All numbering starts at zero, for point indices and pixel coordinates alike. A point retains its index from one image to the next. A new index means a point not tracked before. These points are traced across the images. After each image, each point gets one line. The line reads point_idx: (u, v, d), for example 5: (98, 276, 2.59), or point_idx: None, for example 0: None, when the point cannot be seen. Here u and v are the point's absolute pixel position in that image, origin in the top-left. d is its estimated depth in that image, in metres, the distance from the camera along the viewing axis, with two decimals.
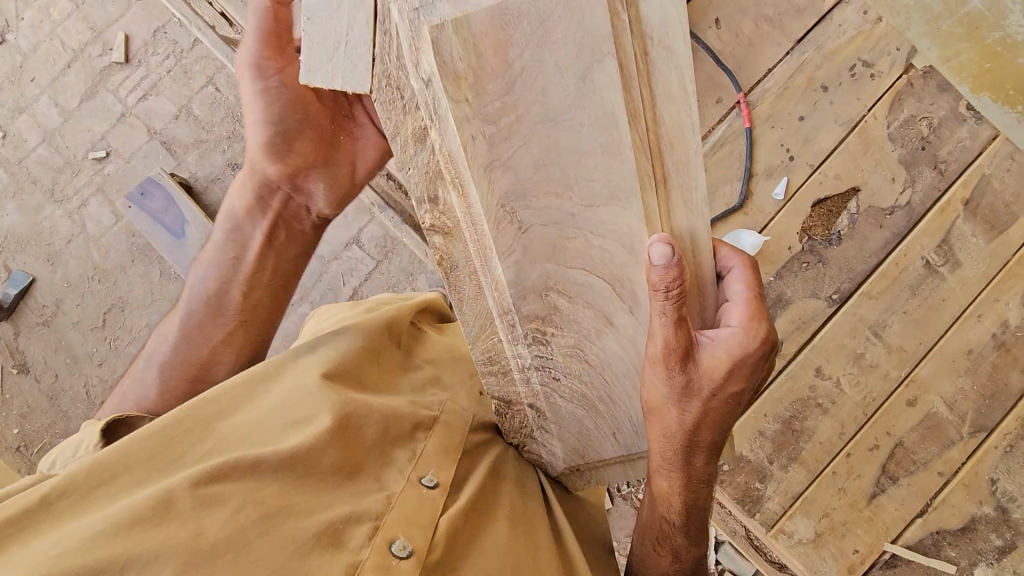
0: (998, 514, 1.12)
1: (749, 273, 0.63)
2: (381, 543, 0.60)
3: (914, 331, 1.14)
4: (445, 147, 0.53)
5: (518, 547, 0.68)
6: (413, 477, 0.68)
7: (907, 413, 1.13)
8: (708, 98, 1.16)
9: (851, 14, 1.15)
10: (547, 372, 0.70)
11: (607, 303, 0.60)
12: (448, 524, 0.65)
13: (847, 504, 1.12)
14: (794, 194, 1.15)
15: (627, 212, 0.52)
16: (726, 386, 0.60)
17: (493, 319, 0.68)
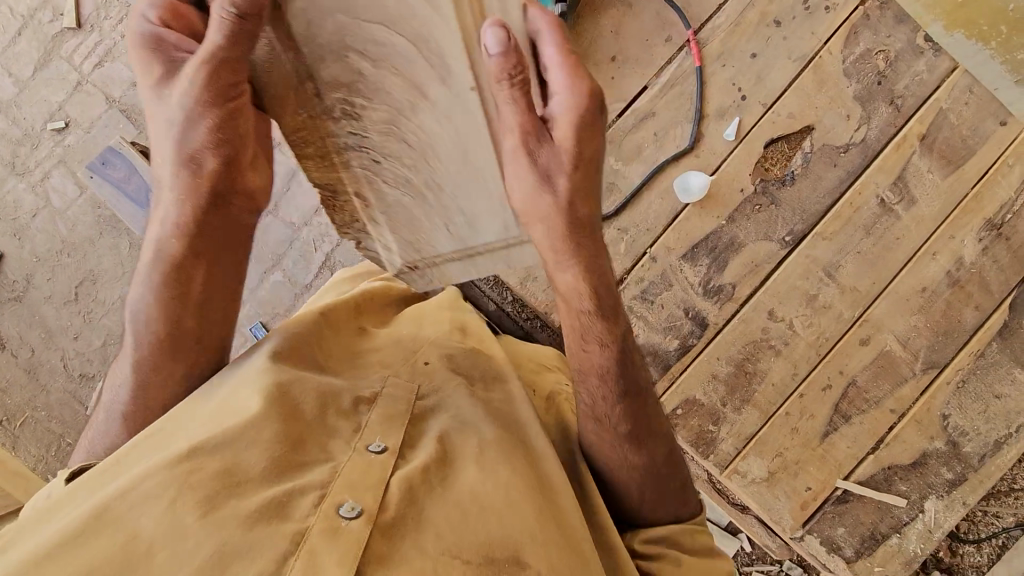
0: (948, 448, 1.14)
1: (559, 32, 0.58)
2: (327, 508, 0.60)
3: (868, 272, 1.13)
4: None
5: (484, 484, 0.67)
6: (360, 446, 0.67)
7: (860, 352, 1.14)
8: (657, 37, 1.10)
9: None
10: (366, 154, 0.68)
11: (420, 70, 0.57)
12: (402, 476, 0.65)
13: (799, 443, 1.14)
14: (745, 135, 1.11)
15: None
16: (580, 151, 0.62)
17: (292, 77, 0.62)
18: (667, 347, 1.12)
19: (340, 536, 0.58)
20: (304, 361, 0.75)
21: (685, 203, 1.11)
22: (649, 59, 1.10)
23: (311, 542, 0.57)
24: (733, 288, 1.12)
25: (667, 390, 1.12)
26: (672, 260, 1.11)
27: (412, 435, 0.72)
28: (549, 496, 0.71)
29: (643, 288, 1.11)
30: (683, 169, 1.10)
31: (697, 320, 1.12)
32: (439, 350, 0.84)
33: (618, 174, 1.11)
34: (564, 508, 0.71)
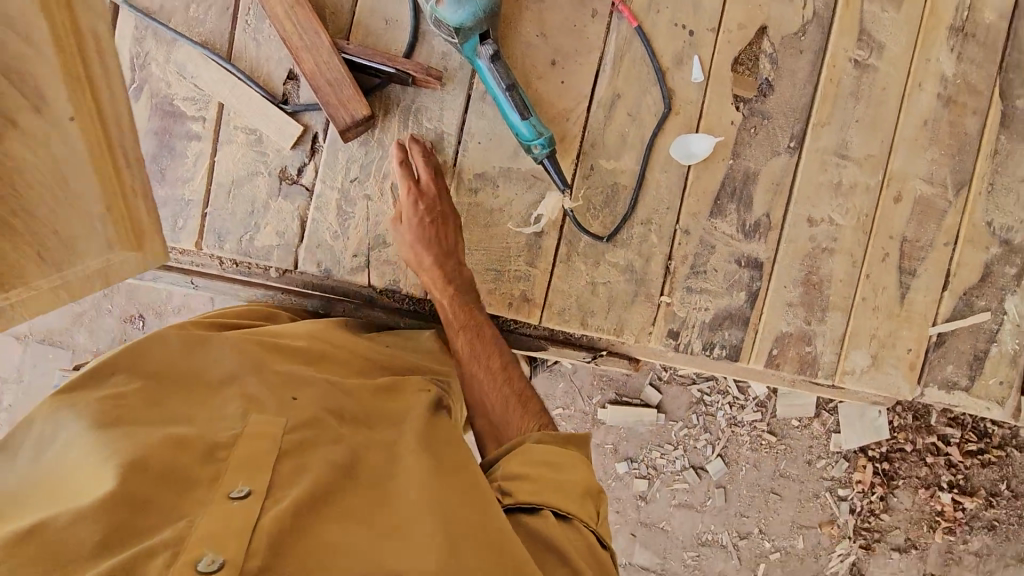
0: (1004, 249, 1.18)
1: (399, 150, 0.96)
2: (185, 562, 0.60)
3: (873, 133, 1.12)
4: None
5: (313, 526, 0.69)
6: (223, 493, 0.68)
7: (898, 209, 1.14)
8: (582, 18, 1.03)
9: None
10: None
11: None
12: (269, 523, 0.66)
13: (884, 317, 1.15)
14: (710, 69, 1.06)
15: None
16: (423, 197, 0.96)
17: None
18: (738, 301, 1.10)
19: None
20: (142, 413, 0.76)
21: (690, 165, 1.07)
22: (587, 44, 1.03)
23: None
24: (766, 215, 1.10)
25: (756, 339, 1.11)
26: (702, 223, 1.08)
27: (284, 474, 0.73)
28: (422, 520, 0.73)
29: (691, 263, 1.08)
30: (677, 138, 1.05)
31: (751, 262, 1.10)
32: (318, 400, 0.84)
33: (615, 173, 1.05)
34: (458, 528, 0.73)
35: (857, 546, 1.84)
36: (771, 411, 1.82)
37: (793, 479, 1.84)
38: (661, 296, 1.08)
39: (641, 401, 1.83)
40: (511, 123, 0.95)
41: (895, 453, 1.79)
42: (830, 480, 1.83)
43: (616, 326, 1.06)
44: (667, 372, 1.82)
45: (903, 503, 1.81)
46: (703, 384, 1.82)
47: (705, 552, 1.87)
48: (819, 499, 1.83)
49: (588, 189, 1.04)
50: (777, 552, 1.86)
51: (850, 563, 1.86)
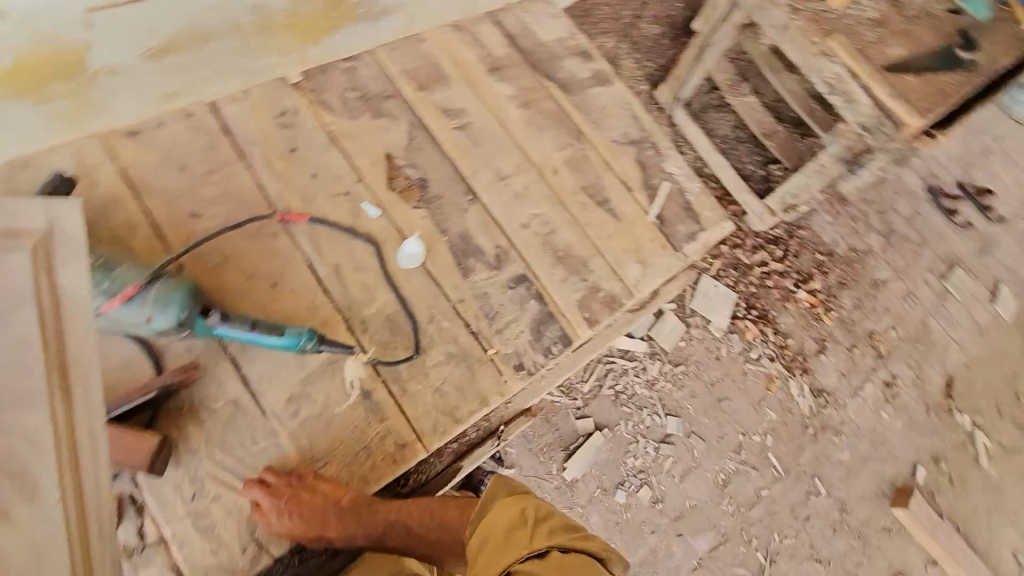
0: (633, 149, 1.63)
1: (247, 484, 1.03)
2: None
3: (505, 154, 1.49)
4: None
5: None
6: None
7: (561, 177, 1.51)
8: (268, 241, 1.23)
9: (236, 113, 1.33)
10: None
11: None
12: None
13: (619, 236, 1.49)
14: (379, 201, 1.34)
15: None
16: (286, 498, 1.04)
17: None
18: (535, 306, 1.32)
19: None
20: None
21: (418, 265, 1.28)
22: (286, 253, 1.23)
23: None
24: (498, 246, 1.37)
25: (569, 317, 1.34)
26: (466, 285, 1.30)
27: None
28: None
29: (485, 314, 1.28)
30: (394, 256, 1.28)
31: (518, 278, 1.34)
32: None
33: (382, 309, 1.22)
34: None
35: (801, 375, 2.34)
36: (662, 350, 2.28)
37: (722, 378, 2.29)
38: (488, 352, 1.24)
39: (585, 436, 2.13)
40: (275, 345, 1.07)
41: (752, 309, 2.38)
42: (738, 352, 2.33)
43: (480, 397, 1.20)
44: (579, 399, 2.16)
45: (787, 323, 2.38)
46: (606, 382, 2.20)
47: (731, 486, 2.20)
48: (749, 372, 2.32)
49: (373, 335, 1.19)
50: (769, 435, 2.27)
51: (810, 391, 2.33)
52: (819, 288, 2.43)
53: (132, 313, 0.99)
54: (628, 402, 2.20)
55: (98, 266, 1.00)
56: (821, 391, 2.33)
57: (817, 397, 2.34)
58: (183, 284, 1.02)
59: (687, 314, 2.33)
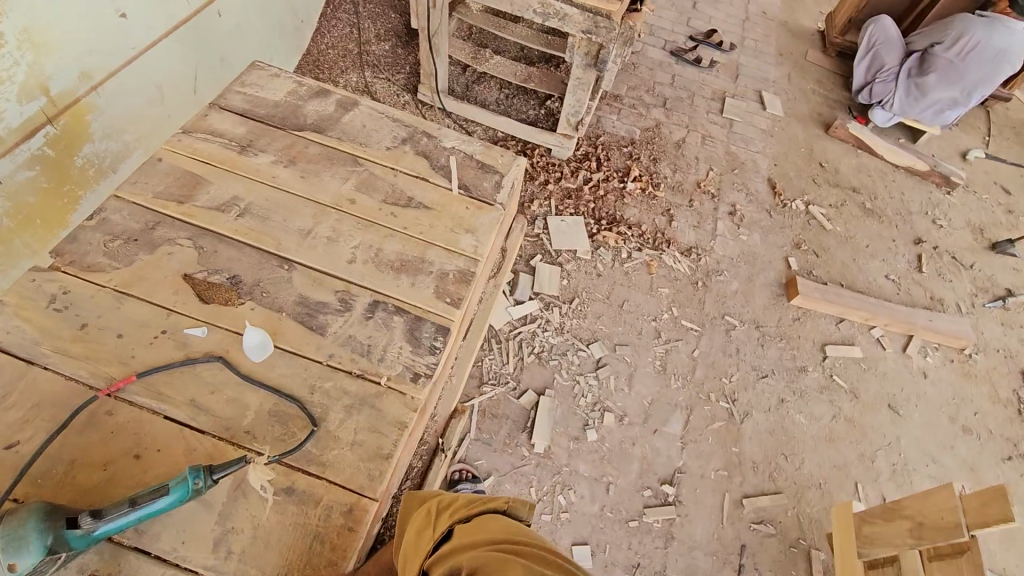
0: (407, 147, 1.70)
1: None
2: None
3: (297, 211, 1.49)
4: None
5: None
6: None
7: (360, 203, 1.54)
8: (108, 420, 1.13)
9: (1, 327, 1.20)
10: None
11: None
12: None
13: (438, 221, 1.55)
14: (200, 319, 1.28)
15: None
16: None
17: None
18: (403, 320, 1.35)
19: None
20: None
21: (273, 349, 1.26)
22: (135, 420, 1.14)
23: None
24: (337, 292, 1.37)
25: (437, 310, 1.38)
26: (328, 340, 1.29)
27: None
28: None
29: (360, 353, 1.28)
30: (246, 352, 1.24)
31: (372, 307, 1.36)
32: None
33: (261, 409, 1.18)
34: None
35: (665, 247, 2.60)
36: (552, 297, 2.40)
37: (609, 289, 2.46)
38: (380, 382, 1.25)
39: (531, 405, 2.15)
40: (167, 505, 0.99)
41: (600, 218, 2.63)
42: (611, 260, 2.53)
43: (397, 423, 1.20)
44: (511, 377, 2.20)
45: (635, 214, 2.68)
46: (524, 349, 2.26)
47: (668, 365, 2.33)
48: (629, 268, 2.53)
49: (265, 436, 1.15)
50: (674, 307, 2.47)
51: (683, 254, 2.61)
52: (640, 174, 2.79)
53: None
54: (551, 355, 2.27)
55: None
56: (691, 249, 2.62)
57: (694, 253, 2.62)
58: (30, 513, 0.91)
59: (555, 256, 2.50)
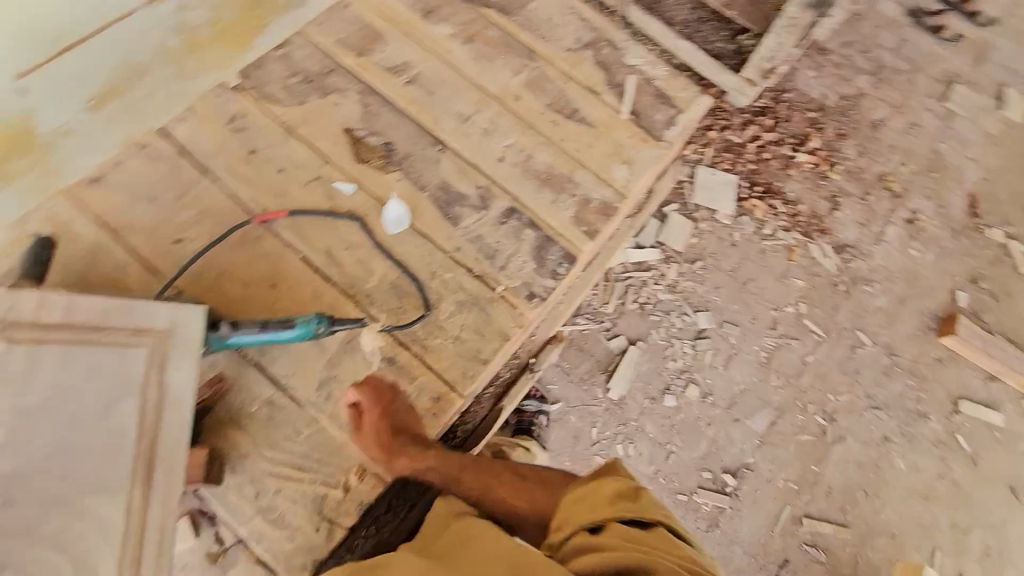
0: (587, 53, 1.56)
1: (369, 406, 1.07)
2: None
3: (461, 94, 1.45)
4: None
5: None
6: None
7: (523, 103, 1.47)
8: (256, 245, 1.23)
9: (187, 131, 1.30)
10: None
11: None
12: None
13: (596, 144, 1.45)
14: (351, 176, 1.32)
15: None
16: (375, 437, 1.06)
17: None
18: (533, 235, 1.32)
19: None
20: None
21: (407, 228, 1.28)
22: (277, 252, 1.23)
23: None
24: (478, 187, 1.35)
25: (568, 235, 1.33)
26: (458, 233, 1.29)
27: None
28: None
29: (484, 255, 1.28)
30: (382, 222, 1.27)
31: (508, 213, 1.33)
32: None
33: (382, 278, 1.23)
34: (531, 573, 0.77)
35: (817, 238, 2.28)
36: (673, 254, 2.22)
37: (739, 263, 2.24)
38: (496, 290, 1.25)
39: (620, 352, 2.11)
40: (290, 338, 1.08)
41: (755, 181, 2.31)
42: (752, 233, 2.27)
43: (500, 333, 1.21)
44: (608, 319, 2.13)
45: (796, 190, 2.33)
46: (629, 296, 2.16)
47: (773, 360, 2.16)
48: (767, 248, 2.26)
49: (381, 306, 1.20)
50: (801, 303, 2.22)
51: (834, 250, 2.28)
52: (820, 147, 2.37)
53: None
54: (654, 310, 2.15)
55: None
56: (846, 247, 2.26)
57: (848, 253, 2.28)
58: None
59: (692, 211, 2.27)
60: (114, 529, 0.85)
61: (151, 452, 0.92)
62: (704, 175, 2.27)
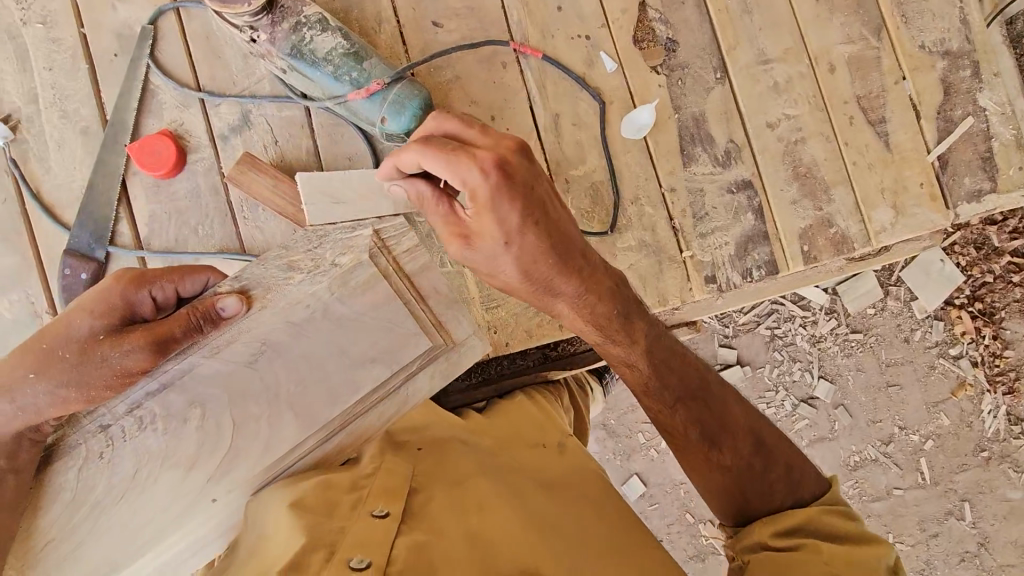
0: (948, 59, 1.23)
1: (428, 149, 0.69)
2: (351, 543, 0.69)
3: (780, 30, 1.22)
4: (219, 418, 0.85)
5: (452, 551, 0.71)
6: (364, 514, 0.73)
7: (838, 77, 1.21)
8: (498, 71, 1.17)
9: None
10: (135, 426, 0.83)
11: (182, 411, 0.84)
12: (402, 541, 0.70)
13: (882, 168, 1.20)
14: (618, 55, 1.19)
15: (201, 420, 0.84)
16: (509, 234, 0.74)
17: (146, 425, 0.83)
18: (751, 223, 1.17)
19: None
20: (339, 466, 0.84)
21: (642, 139, 1.18)
22: (511, 91, 1.17)
23: None
24: (730, 141, 1.19)
25: (785, 246, 1.17)
26: (682, 175, 1.17)
27: (416, 503, 0.76)
28: (548, 548, 0.74)
29: (692, 212, 1.16)
30: (624, 118, 1.17)
31: (742, 185, 1.17)
32: (453, 447, 0.87)
33: (588, 174, 1.16)
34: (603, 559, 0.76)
35: (1002, 394, 1.79)
36: (843, 312, 1.82)
37: (902, 363, 1.82)
38: (682, 253, 1.15)
39: (721, 365, 1.83)
40: None
41: (981, 290, 1.76)
42: (937, 346, 1.80)
43: (658, 295, 1.14)
44: (729, 327, 1.83)
45: (1018, 332, 1.77)
46: (767, 320, 1.82)
47: (861, 474, 1.85)
48: (938, 368, 1.81)
49: (573, 200, 1.15)
50: (941, 450, 1.83)
51: (1005, 415, 1.80)
52: None
53: (373, 110, 1.02)
54: (784, 349, 1.83)
55: (349, 54, 1.02)
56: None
57: (1013, 424, 1.80)
58: (420, 94, 1.03)
59: (891, 281, 1.79)
60: (275, 452, 0.86)
61: (359, 414, 0.90)
62: (932, 254, 1.74)
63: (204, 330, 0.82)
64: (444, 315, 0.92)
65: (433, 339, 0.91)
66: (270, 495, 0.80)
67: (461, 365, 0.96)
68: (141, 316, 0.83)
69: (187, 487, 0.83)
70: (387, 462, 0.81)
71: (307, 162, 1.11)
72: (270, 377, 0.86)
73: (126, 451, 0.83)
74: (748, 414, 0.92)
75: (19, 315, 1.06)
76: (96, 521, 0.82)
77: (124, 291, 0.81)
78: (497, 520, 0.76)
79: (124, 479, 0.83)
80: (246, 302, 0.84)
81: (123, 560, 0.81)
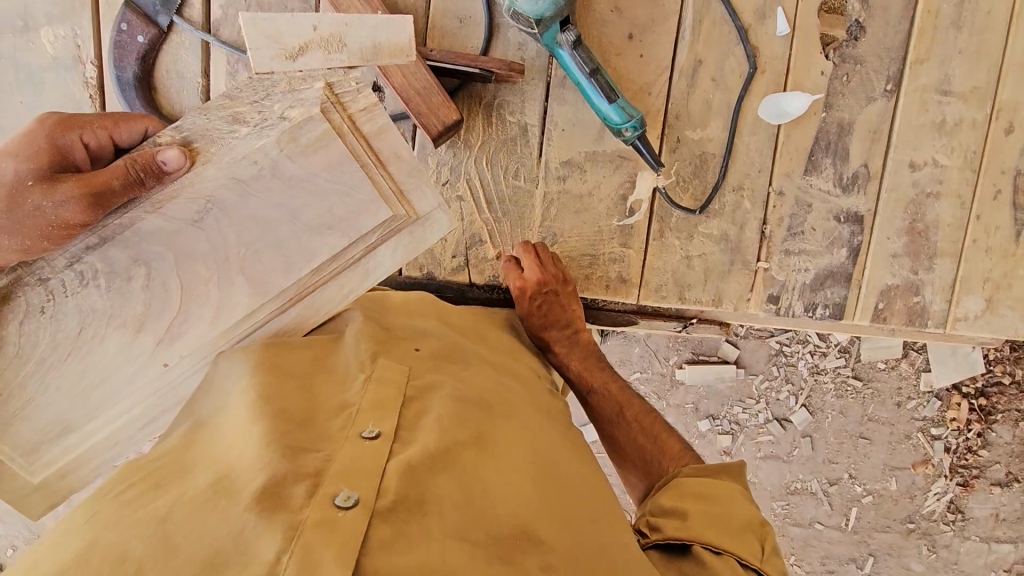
0: None
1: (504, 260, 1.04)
2: (341, 471, 0.58)
3: (980, 63, 1.03)
4: (174, 285, 0.77)
5: (442, 485, 0.61)
6: (354, 435, 0.63)
7: (1010, 142, 1.05)
8: None
9: None
10: (80, 276, 0.74)
11: (150, 268, 0.75)
12: (396, 467, 0.60)
13: (999, 257, 1.07)
14: (795, 19, 1.02)
15: (159, 269, 0.76)
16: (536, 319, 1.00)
17: (85, 284, 0.75)
18: (839, 259, 1.07)
19: (340, 530, 0.53)
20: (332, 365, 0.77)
21: (776, 125, 1.04)
22: (662, 12, 1.01)
23: (306, 536, 0.52)
24: (864, 165, 1.05)
25: (861, 294, 1.08)
26: (796, 180, 1.05)
27: (408, 426, 0.67)
28: (550, 494, 0.67)
29: (788, 225, 1.06)
30: (768, 94, 1.03)
31: (852, 218, 1.06)
32: (458, 377, 0.78)
33: (702, 142, 1.03)
34: (606, 530, 0.69)
35: (955, 484, 1.80)
36: (855, 356, 1.77)
37: (884, 423, 1.81)
38: (758, 261, 1.06)
39: (719, 359, 1.81)
40: (599, 109, 0.95)
41: (992, 388, 1.72)
42: (922, 421, 1.78)
43: (716, 293, 1.06)
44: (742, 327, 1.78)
45: (1002, 437, 1.75)
46: (782, 335, 1.78)
47: (795, 499, 1.89)
48: (912, 439, 1.80)
49: (676, 163, 1.04)
50: (880, 515, 1.86)
51: (947, 501, 1.82)
52: None
53: None
54: (785, 372, 1.80)
55: None
56: (965, 517, 1.82)
57: (950, 511, 1.83)
58: None
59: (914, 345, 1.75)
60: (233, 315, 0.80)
61: (318, 286, 0.83)
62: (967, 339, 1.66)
63: (145, 185, 0.69)
64: (407, 184, 0.78)
65: (394, 209, 0.79)
66: (235, 356, 0.78)
67: (426, 240, 0.85)
68: (74, 161, 0.76)
69: (135, 351, 0.80)
70: (380, 372, 0.72)
71: (413, 5, 0.98)
72: (216, 239, 0.75)
73: (69, 306, 0.76)
74: (651, 423, 0.95)
75: (62, 53, 0.96)
76: (46, 378, 0.79)
77: (51, 133, 0.76)
78: (495, 462, 0.67)
79: (70, 334, 0.77)
80: (186, 156, 0.70)
81: (77, 420, 0.83)
